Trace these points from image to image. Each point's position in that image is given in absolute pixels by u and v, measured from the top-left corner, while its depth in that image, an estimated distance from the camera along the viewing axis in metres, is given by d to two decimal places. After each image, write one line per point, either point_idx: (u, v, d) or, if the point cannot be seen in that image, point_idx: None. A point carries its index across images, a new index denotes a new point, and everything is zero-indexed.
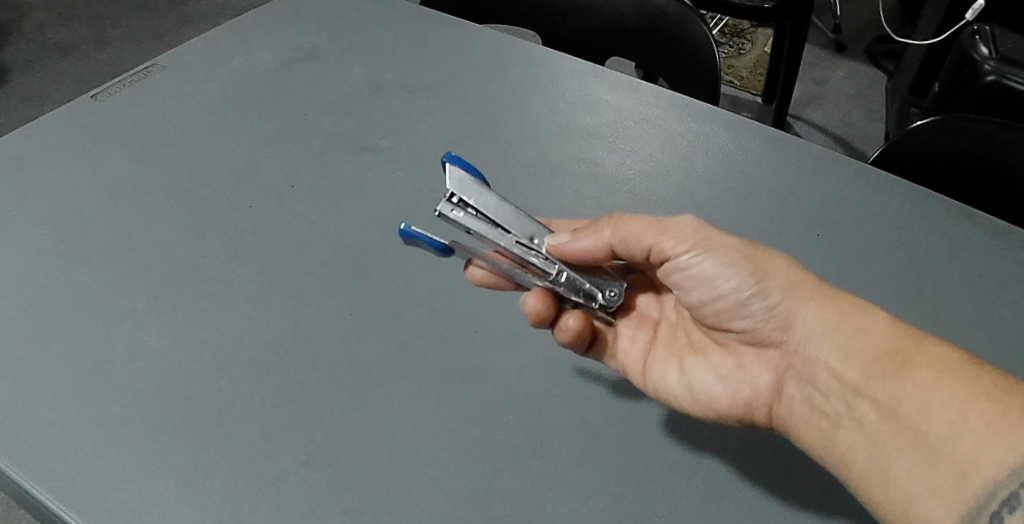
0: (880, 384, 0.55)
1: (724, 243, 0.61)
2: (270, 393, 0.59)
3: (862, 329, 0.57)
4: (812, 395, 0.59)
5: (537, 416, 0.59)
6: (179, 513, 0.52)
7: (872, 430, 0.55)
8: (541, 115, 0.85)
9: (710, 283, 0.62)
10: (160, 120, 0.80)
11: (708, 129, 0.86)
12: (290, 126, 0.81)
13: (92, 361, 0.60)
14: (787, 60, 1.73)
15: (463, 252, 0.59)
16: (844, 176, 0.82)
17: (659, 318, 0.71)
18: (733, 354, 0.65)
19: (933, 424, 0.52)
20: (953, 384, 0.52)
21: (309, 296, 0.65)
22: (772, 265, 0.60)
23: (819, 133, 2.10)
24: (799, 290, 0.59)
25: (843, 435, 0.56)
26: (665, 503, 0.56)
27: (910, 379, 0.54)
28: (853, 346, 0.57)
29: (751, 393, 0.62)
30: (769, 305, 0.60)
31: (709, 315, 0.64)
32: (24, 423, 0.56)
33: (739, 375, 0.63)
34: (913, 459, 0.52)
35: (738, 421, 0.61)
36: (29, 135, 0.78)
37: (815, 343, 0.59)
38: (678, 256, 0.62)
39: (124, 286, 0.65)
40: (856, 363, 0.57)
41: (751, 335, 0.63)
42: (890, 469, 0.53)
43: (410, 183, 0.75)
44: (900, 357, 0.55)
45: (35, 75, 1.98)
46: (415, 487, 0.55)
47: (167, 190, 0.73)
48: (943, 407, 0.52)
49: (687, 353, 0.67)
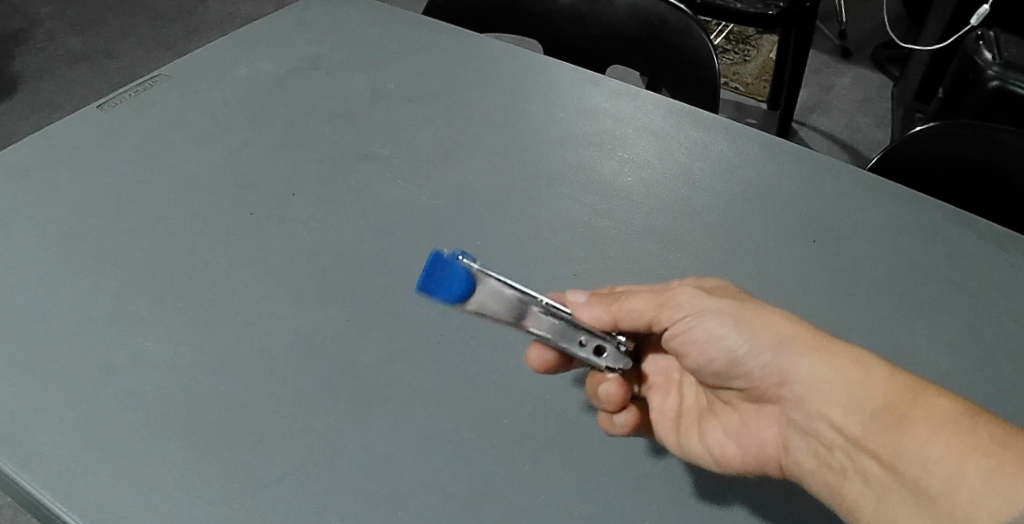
0: (881, 438, 0.51)
1: (715, 304, 0.59)
2: (267, 397, 0.59)
3: (860, 383, 0.53)
4: (815, 447, 0.55)
5: (530, 421, 0.59)
6: (174, 513, 0.53)
7: (875, 483, 0.51)
8: (541, 123, 0.86)
9: (708, 343, 0.60)
10: (164, 130, 0.82)
11: (706, 137, 0.87)
12: (292, 135, 0.82)
13: (93, 366, 0.61)
14: (792, 66, 1.74)
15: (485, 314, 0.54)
16: (841, 184, 0.82)
17: (669, 381, 0.67)
18: (739, 408, 0.61)
19: (933, 478, 0.49)
20: (951, 438, 0.49)
21: (308, 302, 0.66)
22: (763, 322, 0.57)
23: (825, 140, 2.09)
24: (789, 343, 0.56)
25: (849, 487, 0.53)
26: (658, 506, 0.55)
27: (909, 434, 0.50)
28: (854, 401, 0.53)
29: (758, 448, 0.58)
30: (761, 363, 0.57)
31: (709, 372, 0.61)
32: (25, 426, 0.57)
33: (746, 430, 0.60)
34: (914, 514, 0.49)
35: (756, 474, 0.58)
36: (36, 144, 0.79)
37: (812, 397, 0.55)
38: (674, 321, 0.60)
39: (125, 293, 0.66)
40: (856, 416, 0.52)
41: (752, 388, 0.59)
42: (893, 522, 0.50)
43: (409, 191, 0.76)
44: (898, 411, 0.51)
45: (46, 86, 2.01)
46: (409, 491, 0.55)
47: (170, 198, 0.74)
48: (941, 463, 0.48)
49: (696, 410, 0.64)
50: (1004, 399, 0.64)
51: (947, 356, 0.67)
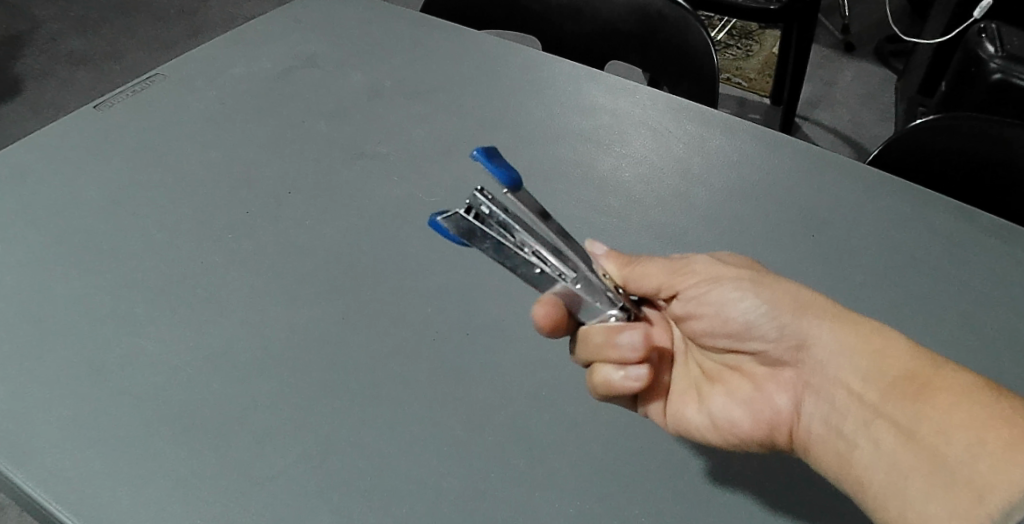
0: (899, 407, 0.50)
1: (732, 273, 0.59)
2: (260, 398, 0.59)
3: (880, 351, 0.52)
4: (827, 412, 0.54)
5: (524, 416, 0.59)
6: (167, 514, 0.53)
7: (888, 450, 0.49)
8: (538, 119, 0.86)
9: (721, 309, 0.59)
10: (161, 129, 0.81)
11: (704, 132, 0.86)
12: (288, 133, 0.82)
13: (87, 366, 0.61)
14: (795, 61, 1.73)
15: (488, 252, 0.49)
16: (839, 179, 0.82)
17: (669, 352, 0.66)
18: (749, 377, 0.60)
19: (951, 445, 0.46)
20: (973, 406, 0.47)
21: (303, 299, 0.65)
22: (783, 289, 0.57)
23: (829, 135, 2.08)
24: (809, 308, 0.55)
25: (858, 455, 0.51)
26: (654, 503, 0.55)
27: (928, 402, 0.49)
28: (873, 368, 0.52)
29: (770, 415, 0.57)
30: (777, 327, 0.57)
31: (722, 341, 0.60)
32: (19, 427, 0.57)
33: (756, 397, 0.59)
34: (928, 481, 0.47)
35: (760, 444, 0.57)
36: (32, 143, 0.79)
37: (829, 364, 0.54)
38: (688, 289, 0.60)
39: (120, 293, 0.66)
40: (875, 385, 0.51)
41: (767, 357, 0.59)
42: (907, 491, 0.48)
43: (405, 188, 0.76)
44: (917, 381, 0.50)
45: (50, 86, 2.02)
46: (403, 489, 0.55)
47: (166, 197, 0.74)
48: (961, 430, 0.46)
49: (705, 383, 0.62)
50: (1006, 391, 0.63)
51: (947, 350, 0.66)
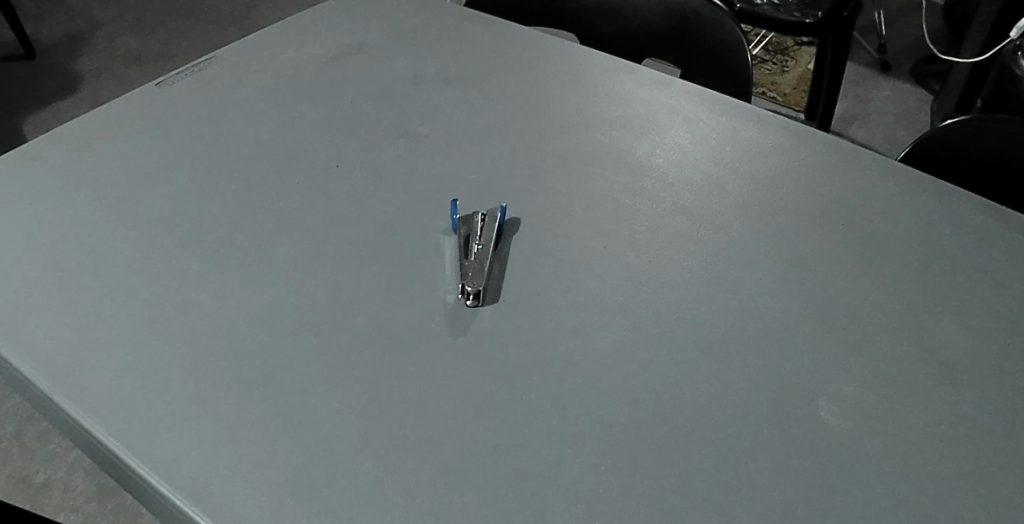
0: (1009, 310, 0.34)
1: None
2: (301, 346, 0.59)
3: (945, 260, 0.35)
4: None
5: (560, 378, 0.59)
6: (205, 448, 0.52)
7: None
8: (575, 107, 0.88)
9: None
10: (217, 106, 0.85)
11: (737, 124, 0.88)
12: (337, 113, 0.85)
13: (138, 309, 0.62)
14: (827, 86, 1.74)
15: (468, 238, 0.69)
16: (872, 175, 0.83)
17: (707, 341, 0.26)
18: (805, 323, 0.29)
19: None
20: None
21: (346, 260, 0.67)
22: None
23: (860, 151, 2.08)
24: None
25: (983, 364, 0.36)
26: (685, 469, 0.54)
27: None
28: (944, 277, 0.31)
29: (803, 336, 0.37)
30: None
31: None
32: (69, 360, 0.58)
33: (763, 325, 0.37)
34: None
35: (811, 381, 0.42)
36: (96, 117, 0.83)
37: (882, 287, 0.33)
38: None
39: (173, 247, 0.68)
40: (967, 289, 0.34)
41: None
42: None
43: (446, 166, 0.79)
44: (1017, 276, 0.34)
45: (106, 84, 2.10)
46: (445, 441, 0.54)
47: (221, 166, 0.77)
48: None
49: None
50: None
51: (977, 340, 0.66)
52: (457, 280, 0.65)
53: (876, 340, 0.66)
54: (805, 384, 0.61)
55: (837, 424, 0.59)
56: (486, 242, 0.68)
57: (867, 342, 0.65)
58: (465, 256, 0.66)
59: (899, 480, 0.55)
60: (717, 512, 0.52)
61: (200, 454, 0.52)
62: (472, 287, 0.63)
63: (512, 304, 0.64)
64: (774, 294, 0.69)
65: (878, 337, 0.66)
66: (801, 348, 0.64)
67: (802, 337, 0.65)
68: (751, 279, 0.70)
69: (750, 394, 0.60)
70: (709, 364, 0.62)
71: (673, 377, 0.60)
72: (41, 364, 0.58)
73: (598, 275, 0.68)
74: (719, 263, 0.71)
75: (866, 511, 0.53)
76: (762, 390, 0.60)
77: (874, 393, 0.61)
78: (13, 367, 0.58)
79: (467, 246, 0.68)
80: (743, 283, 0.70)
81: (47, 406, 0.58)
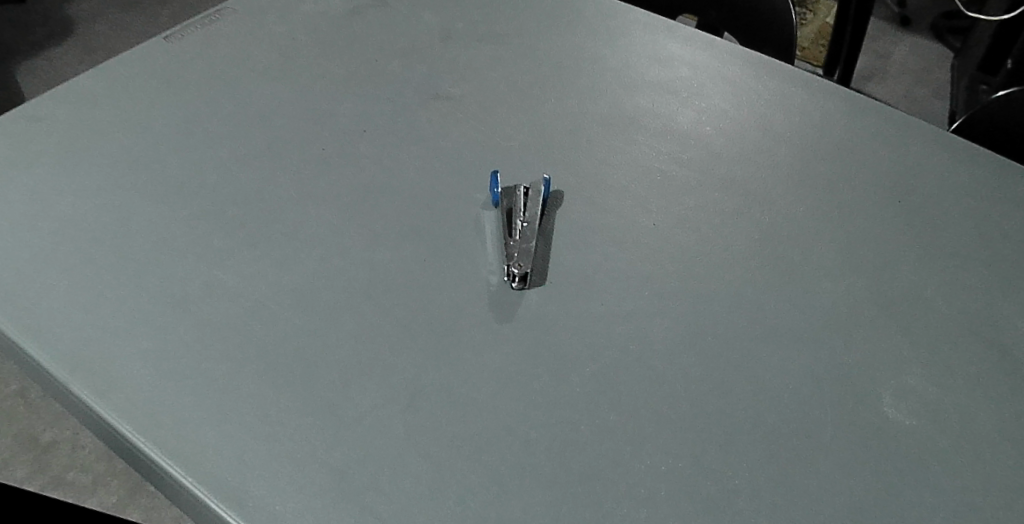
0: None
1: None
2: (336, 331, 0.55)
3: None
4: None
5: (614, 369, 0.55)
6: (237, 442, 0.48)
7: None
8: (614, 69, 0.83)
9: None
10: (231, 64, 0.79)
11: (787, 90, 0.82)
12: (361, 72, 0.79)
13: (159, 288, 0.57)
14: (849, 43, 1.66)
15: (512, 215, 0.64)
16: (930, 144, 0.77)
17: None
18: None
19: None
20: None
21: (380, 237, 0.62)
22: None
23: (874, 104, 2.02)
24: None
25: None
26: (752, 468, 0.51)
27: None
28: None
29: None
30: None
31: None
32: (85, 343, 0.53)
33: None
34: None
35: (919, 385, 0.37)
36: (103, 75, 0.77)
37: None
38: None
39: (193, 220, 0.63)
40: None
41: None
42: None
43: (481, 132, 0.73)
44: None
45: (98, 29, 2.01)
46: (495, 437, 0.50)
47: (239, 130, 0.72)
48: None
49: None
50: None
51: None
52: (502, 261, 0.61)
53: (942, 325, 0.61)
54: (874, 375, 0.57)
55: (905, 420, 0.55)
56: (530, 220, 0.63)
57: (933, 328, 0.61)
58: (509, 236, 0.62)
59: (977, 480, 0.52)
60: (788, 517, 0.48)
61: (232, 448, 0.48)
62: (519, 270, 0.59)
63: (559, 285, 0.60)
64: (836, 275, 0.64)
65: (945, 322, 0.62)
66: (867, 335, 0.60)
67: (865, 323, 0.61)
68: (811, 258, 0.66)
69: (816, 386, 0.56)
70: (771, 352, 0.58)
71: (734, 367, 0.56)
72: (55, 348, 0.53)
73: (648, 255, 0.64)
74: (774, 242, 0.67)
75: (944, 517, 0.50)
76: (828, 381, 0.56)
77: (946, 384, 0.57)
78: (24, 350, 0.53)
79: (511, 224, 0.63)
80: (802, 264, 0.65)
81: (61, 393, 0.53)
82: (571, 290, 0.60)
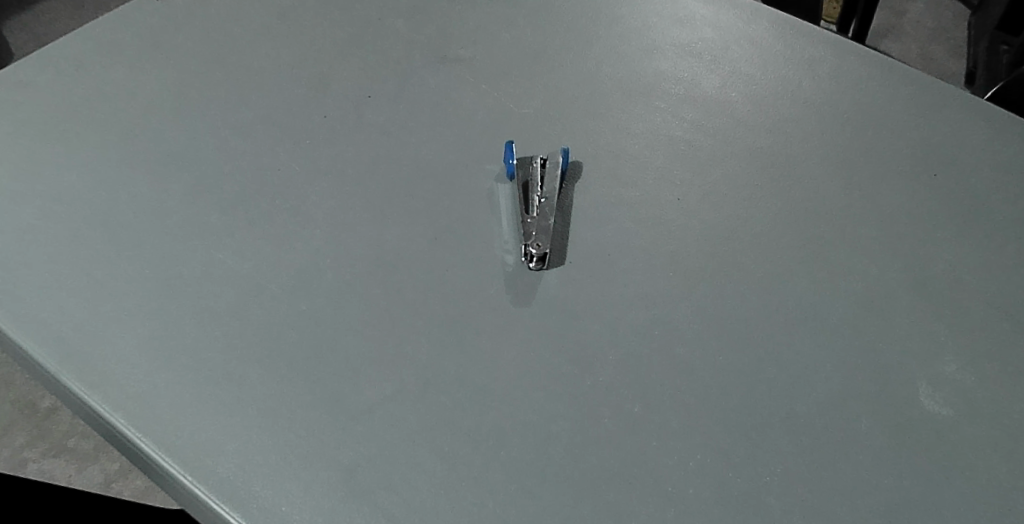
0: None
1: None
2: (342, 316, 0.52)
3: None
4: None
5: (637, 357, 0.52)
6: (239, 438, 0.45)
7: None
8: (632, 29, 0.77)
9: None
10: (226, 26, 0.74)
11: (817, 49, 0.77)
12: (364, 34, 0.74)
13: (153, 269, 0.54)
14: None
15: (527, 190, 0.61)
16: (975, 104, 0.72)
17: None
18: None
19: None
20: None
21: (388, 213, 0.58)
22: None
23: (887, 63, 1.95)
24: None
25: None
26: (787, 462, 0.48)
27: None
28: None
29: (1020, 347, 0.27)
30: None
31: None
32: (74, 330, 0.50)
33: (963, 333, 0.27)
34: None
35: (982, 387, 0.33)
36: (89, 37, 0.72)
37: None
38: None
39: (189, 196, 0.59)
40: None
41: None
42: None
43: (493, 98, 0.69)
44: None
45: None
46: (514, 432, 0.47)
47: (236, 97, 0.67)
48: None
49: None
50: None
51: None
52: (518, 240, 0.57)
53: (983, 307, 0.57)
54: (915, 358, 0.53)
55: (943, 411, 0.51)
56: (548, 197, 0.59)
57: (975, 310, 0.57)
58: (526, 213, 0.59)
59: None
60: (822, 517, 0.45)
61: (234, 444, 0.45)
62: (538, 249, 0.56)
63: (578, 266, 0.56)
64: (873, 250, 0.60)
65: (987, 303, 0.57)
66: (906, 315, 0.56)
67: (902, 304, 0.57)
68: (845, 233, 0.61)
69: (852, 371, 0.52)
70: (803, 335, 0.54)
71: (765, 352, 0.53)
72: (44, 335, 0.50)
73: (672, 232, 0.60)
74: (805, 216, 0.63)
75: (988, 517, 0.46)
76: (866, 365, 0.53)
77: (992, 366, 0.54)
78: (12, 338, 0.50)
79: (527, 200, 0.60)
80: (835, 238, 0.61)
81: (51, 382, 0.50)
82: (591, 271, 0.56)
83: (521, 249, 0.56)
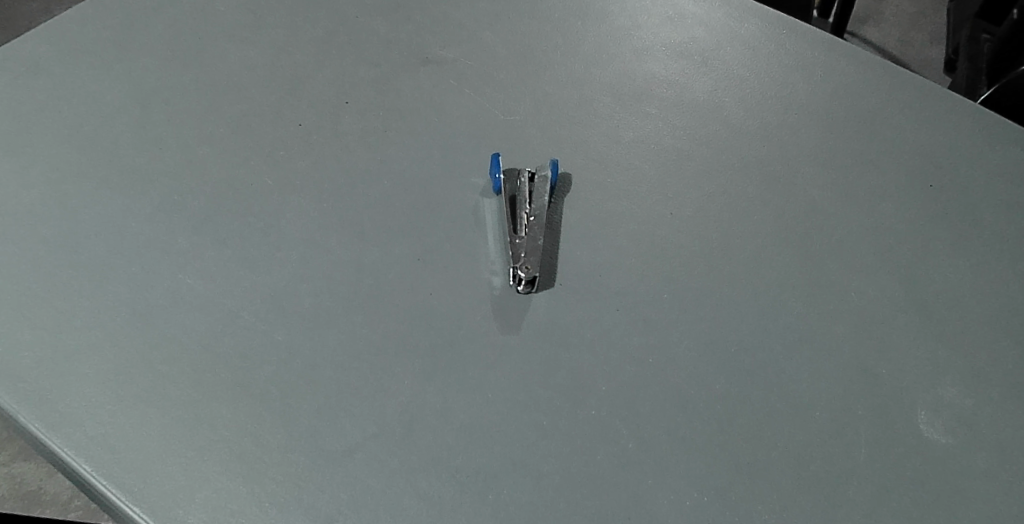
0: None
1: None
2: (320, 345, 0.49)
3: None
4: None
5: (631, 386, 0.49)
6: (211, 484, 0.42)
7: None
8: (621, 28, 0.74)
9: None
10: (194, 25, 0.70)
11: (810, 50, 0.75)
12: (341, 33, 0.71)
13: (117, 296, 0.50)
14: None
15: (516, 207, 0.58)
16: (971, 111, 0.70)
17: None
18: None
19: None
20: None
21: (368, 232, 0.55)
22: None
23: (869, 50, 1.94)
24: None
25: None
26: (786, 497, 0.46)
27: None
28: None
29: None
30: None
31: None
32: (32, 365, 0.47)
33: None
34: None
35: None
36: (47, 38, 0.68)
37: None
38: None
39: (156, 213, 0.55)
40: None
41: None
42: None
43: (477, 104, 0.66)
44: None
45: None
46: (504, 472, 0.45)
47: (206, 103, 0.63)
48: None
49: None
50: None
51: None
52: (506, 262, 0.55)
53: (981, 327, 0.56)
54: (914, 383, 0.52)
55: (942, 439, 0.49)
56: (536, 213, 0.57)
57: (972, 330, 0.55)
58: (515, 233, 0.56)
59: None
60: None
61: (206, 490, 0.42)
62: (526, 273, 0.53)
63: (569, 288, 0.54)
64: (870, 268, 0.59)
65: (984, 323, 0.56)
66: (904, 336, 0.55)
67: (900, 325, 0.55)
68: (841, 250, 0.60)
69: (851, 399, 0.51)
70: (801, 360, 0.52)
71: (762, 379, 0.51)
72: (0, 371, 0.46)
73: (665, 249, 0.58)
74: (800, 230, 0.61)
75: None
76: (865, 391, 0.51)
77: (992, 390, 0.52)
78: None
79: (516, 218, 0.57)
80: (831, 254, 0.59)
81: (10, 421, 0.47)
82: (582, 292, 0.54)
83: (510, 272, 0.54)
